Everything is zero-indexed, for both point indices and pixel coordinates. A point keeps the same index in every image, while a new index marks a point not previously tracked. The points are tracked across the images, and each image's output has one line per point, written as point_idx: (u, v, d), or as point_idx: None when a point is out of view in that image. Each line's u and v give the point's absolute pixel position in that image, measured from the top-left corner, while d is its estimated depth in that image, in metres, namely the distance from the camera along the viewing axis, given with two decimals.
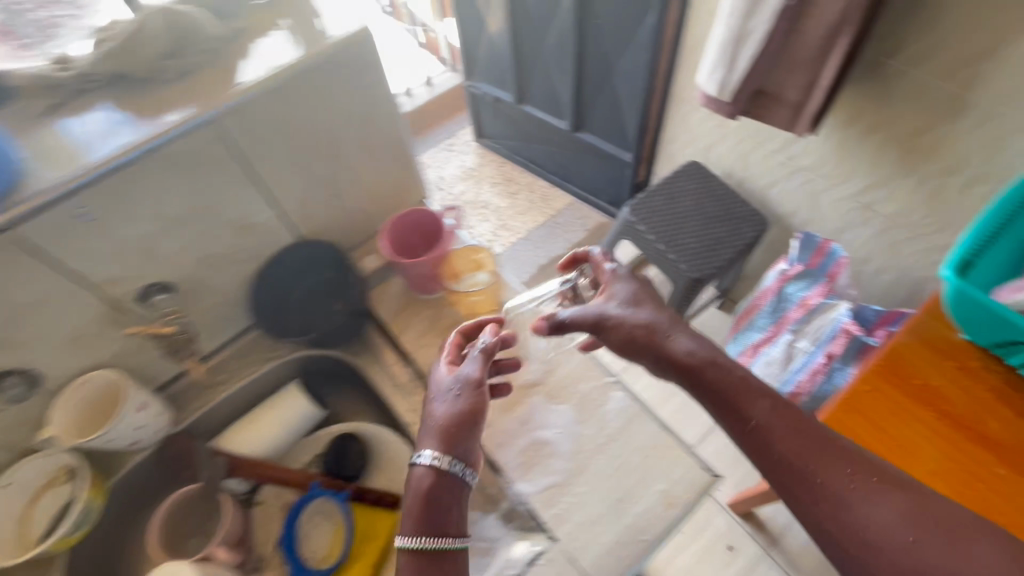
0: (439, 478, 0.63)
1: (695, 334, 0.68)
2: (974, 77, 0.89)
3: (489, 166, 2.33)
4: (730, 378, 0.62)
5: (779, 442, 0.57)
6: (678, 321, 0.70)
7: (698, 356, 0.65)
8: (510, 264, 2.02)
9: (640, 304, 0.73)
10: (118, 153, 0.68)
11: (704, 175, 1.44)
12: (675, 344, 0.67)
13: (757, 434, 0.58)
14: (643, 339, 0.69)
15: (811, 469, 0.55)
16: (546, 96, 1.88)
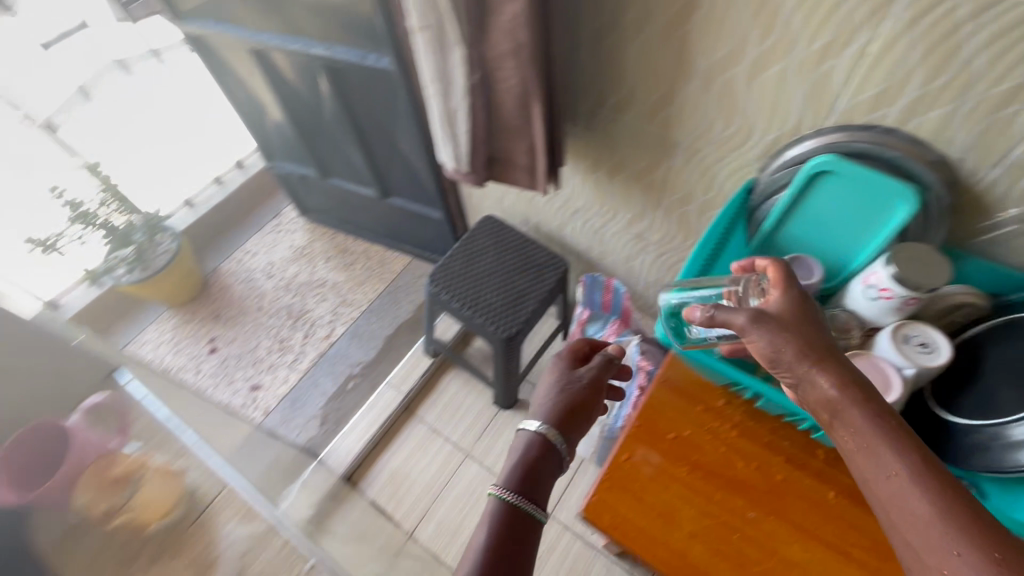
0: (480, 512, 0.69)
1: (834, 370, 0.59)
2: (667, 120, 0.93)
3: (322, 239, 2.23)
4: (866, 413, 0.56)
5: (907, 486, 0.52)
6: (812, 346, 0.61)
7: (829, 377, 0.59)
8: (357, 341, 1.93)
9: (810, 321, 0.63)
10: None
11: (499, 228, 1.45)
12: (818, 374, 0.59)
13: (876, 465, 0.54)
14: (792, 359, 0.61)
15: (934, 519, 0.49)
16: (347, 168, 1.80)
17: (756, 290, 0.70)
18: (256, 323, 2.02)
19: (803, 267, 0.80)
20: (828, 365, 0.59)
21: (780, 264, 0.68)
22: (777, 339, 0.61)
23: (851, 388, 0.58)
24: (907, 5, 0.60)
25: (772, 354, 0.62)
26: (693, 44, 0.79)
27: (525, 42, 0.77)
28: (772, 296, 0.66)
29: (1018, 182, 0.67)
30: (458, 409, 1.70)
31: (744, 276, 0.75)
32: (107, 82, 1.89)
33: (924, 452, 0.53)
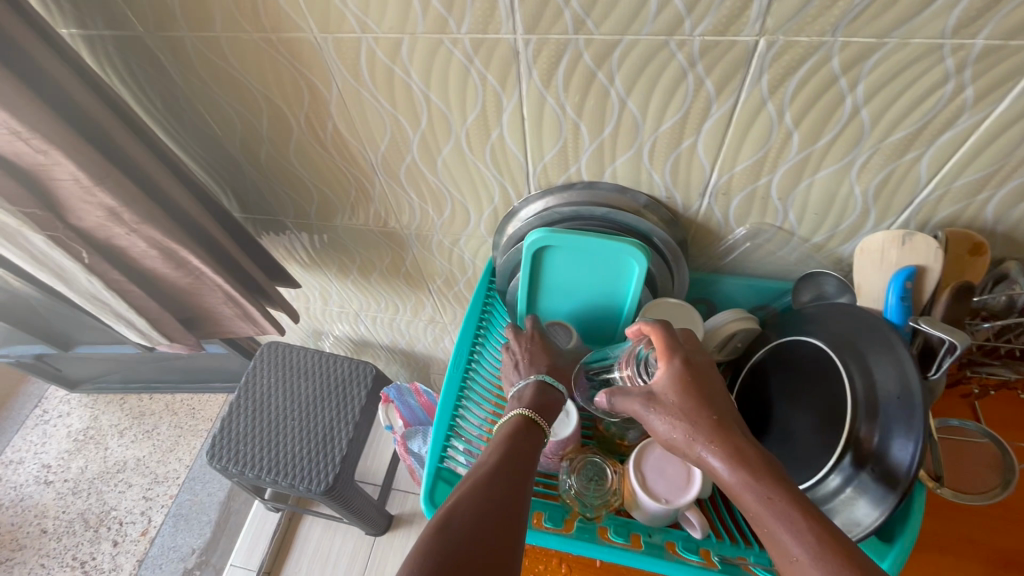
0: (493, 442, 0.55)
1: (727, 447, 0.45)
2: (381, 216, 0.77)
3: (109, 410, 1.80)
4: (766, 484, 0.43)
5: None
6: (701, 423, 0.47)
7: (718, 450, 0.46)
8: (184, 524, 1.56)
9: (705, 391, 0.49)
10: None
11: (283, 353, 1.19)
12: (711, 455, 0.46)
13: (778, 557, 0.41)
14: (682, 443, 0.48)
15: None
16: (90, 332, 1.44)
17: (647, 365, 0.53)
18: (40, 555, 1.54)
19: (560, 331, 0.69)
20: (721, 439, 0.46)
21: (658, 326, 0.51)
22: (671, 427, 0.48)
23: (745, 468, 0.44)
24: (530, 63, 0.49)
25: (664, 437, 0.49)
26: (350, 141, 0.64)
27: (117, 203, 0.56)
28: (659, 363, 0.51)
29: (728, 206, 0.60)
30: (327, 558, 1.42)
31: (643, 343, 0.54)
32: None
33: (843, 547, 0.39)
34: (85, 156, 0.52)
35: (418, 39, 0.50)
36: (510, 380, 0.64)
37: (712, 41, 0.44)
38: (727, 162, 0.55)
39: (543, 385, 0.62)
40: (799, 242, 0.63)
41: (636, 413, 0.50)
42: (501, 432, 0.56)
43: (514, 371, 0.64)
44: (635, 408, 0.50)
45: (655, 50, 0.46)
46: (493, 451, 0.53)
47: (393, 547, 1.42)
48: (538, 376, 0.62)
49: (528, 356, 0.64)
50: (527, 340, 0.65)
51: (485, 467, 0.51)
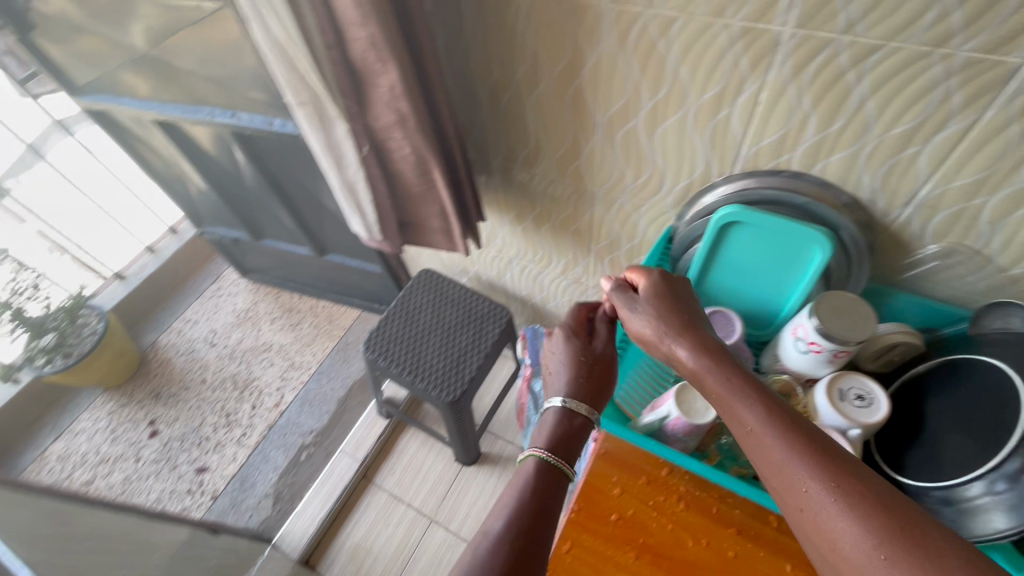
0: (518, 480, 0.64)
1: (696, 342, 0.59)
2: (579, 171, 0.88)
3: (267, 300, 2.13)
4: (727, 375, 0.55)
5: (773, 448, 0.49)
6: (671, 325, 0.61)
7: (710, 364, 0.56)
8: (308, 407, 1.83)
9: (680, 308, 0.63)
10: None
11: (436, 281, 1.37)
12: (677, 348, 0.59)
13: (749, 438, 0.51)
14: (657, 341, 0.62)
15: (825, 513, 0.45)
16: (280, 228, 1.73)
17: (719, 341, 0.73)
18: (198, 398, 1.89)
19: (722, 321, 0.74)
20: (691, 343, 0.59)
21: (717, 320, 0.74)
22: (651, 325, 0.62)
23: (706, 356, 0.57)
24: (787, 54, 0.57)
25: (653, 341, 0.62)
26: (588, 98, 0.75)
27: (409, 111, 0.72)
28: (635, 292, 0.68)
29: (930, 220, 0.63)
30: (419, 469, 1.60)
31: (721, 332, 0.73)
32: (58, 143, 1.87)
33: (790, 418, 0.50)
34: (406, 70, 0.68)
35: (693, 20, 0.59)
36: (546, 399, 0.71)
37: (977, 58, 0.49)
38: (945, 176, 0.59)
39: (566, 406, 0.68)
40: (993, 271, 0.64)
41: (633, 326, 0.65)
42: (521, 481, 0.64)
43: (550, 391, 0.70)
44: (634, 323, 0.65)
45: (915, 59, 0.52)
46: (515, 496, 0.62)
47: (476, 480, 1.57)
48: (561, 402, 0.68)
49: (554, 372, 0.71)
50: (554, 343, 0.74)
51: (499, 525, 0.59)
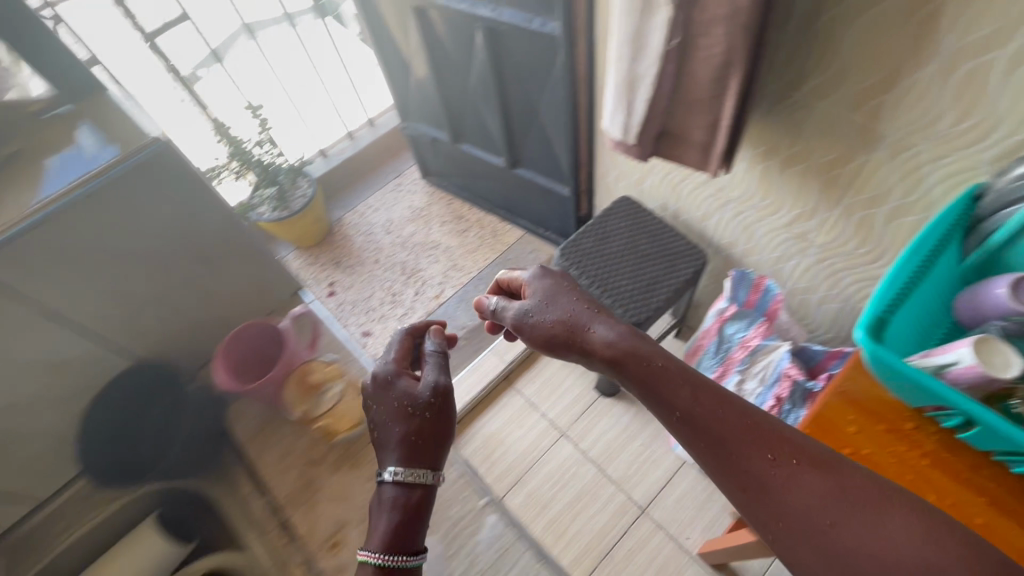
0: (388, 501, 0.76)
1: (625, 332, 0.71)
2: (878, 109, 0.83)
3: (439, 204, 2.28)
4: (658, 369, 0.66)
5: (713, 425, 0.61)
6: (581, 315, 0.76)
7: (633, 348, 0.69)
8: (464, 306, 1.97)
9: (578, 300, 0.78)
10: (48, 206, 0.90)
11: (635, 210, 1.38)
12: (596, 336, 0.73)
13: (688, 423, 0.62)
14: (565, 338, 0.76)
15: (754, 467, 0.58)
16: (482, 135, 1.82)
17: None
18: (371, 274, 2.11)
19: None
20: (611, 325, 0.73)
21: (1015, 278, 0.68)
22: (556, 325, 0.77)
23: (629, 339, 0.70)
24: None
25: (563, 336, 0.76)
26: (945, 21, 0.69)
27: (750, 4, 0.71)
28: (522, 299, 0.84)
29: None
30: (558, 387, 1.68)
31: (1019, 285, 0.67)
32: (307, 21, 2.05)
33: (725, 399, 0.62)
34: None
35: None
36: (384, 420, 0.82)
37: None
38: None
39: (404, 463, 0.77)
40: None
41: (541, 325, 0.78)
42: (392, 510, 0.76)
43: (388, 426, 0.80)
44: (543, 321, 0.78)
45: None
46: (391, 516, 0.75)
47: (611, 412, 1.61)
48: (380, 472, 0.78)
49: (380, 428, 0.81)
50: (371, 404, 0.83)
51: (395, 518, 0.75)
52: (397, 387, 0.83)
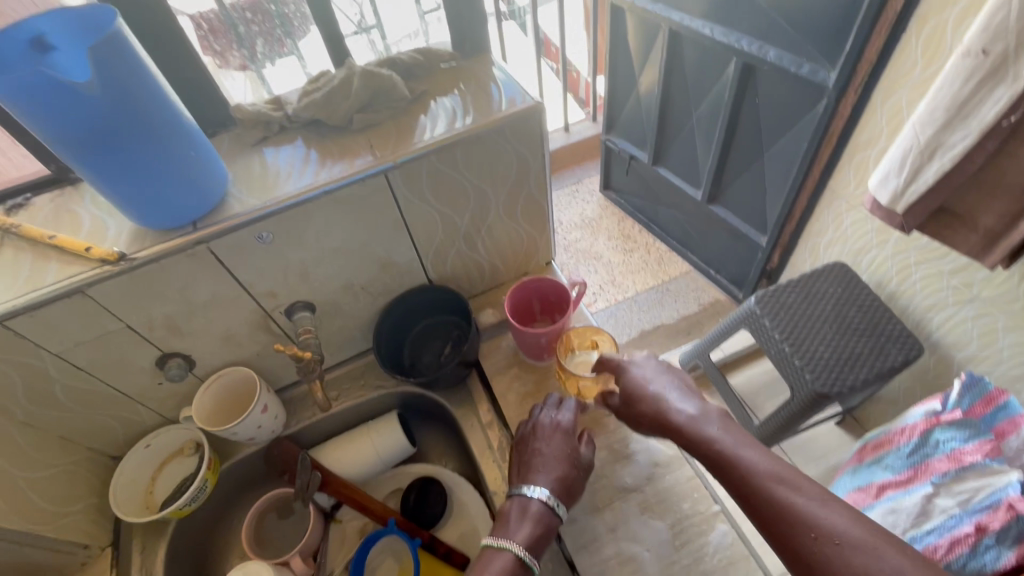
0: (516, 512, 0.54)
1: (661, 423, 0.51)
2: None
3: (610, 219, 2.18)
4: (712, 440, 0.46)
5: (823, 518, 0.38)
6: (640, 382, 0.55)
7: (698, 428, 0.47)
8: (613, 322, 1.82)
9: (653, 372, 0.56)
10: (456, 135, 0.61)
11: (850, 277, 1.12)
12: (667, 405, 0.51)
13: (776, 502, 0.40)
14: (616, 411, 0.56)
15: (881, 553, 0.35)
16: (686, 163, 1.76)
17: None
18: None
19: None
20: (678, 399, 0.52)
21: None
22: (633, 381, 0.55)
23: (692, 425, 0.48)
24: None
25: (656, 398, 0.53)
26: None
27: None
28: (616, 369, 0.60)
29: None
30: None
31: None
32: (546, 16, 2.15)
33: (780, 489, 0.40)
34: None
35: None
36: (545, 432, 0.61)
37: None
38: None
39: (556, 488, 0.56)
40: None
41: (636, 386, 0.55)
42: (530, 521, 0.53)
43: (544, 442, 0.60)
44: (629, 378, 0.56)
45: None
46: (525, 526, 0.53)
47: None
48: (533, 489, 0.55)
49: (540, 455, 0.59)
50: (535, 435, 0.61)
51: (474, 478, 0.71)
52: (568, 436, 0.61)
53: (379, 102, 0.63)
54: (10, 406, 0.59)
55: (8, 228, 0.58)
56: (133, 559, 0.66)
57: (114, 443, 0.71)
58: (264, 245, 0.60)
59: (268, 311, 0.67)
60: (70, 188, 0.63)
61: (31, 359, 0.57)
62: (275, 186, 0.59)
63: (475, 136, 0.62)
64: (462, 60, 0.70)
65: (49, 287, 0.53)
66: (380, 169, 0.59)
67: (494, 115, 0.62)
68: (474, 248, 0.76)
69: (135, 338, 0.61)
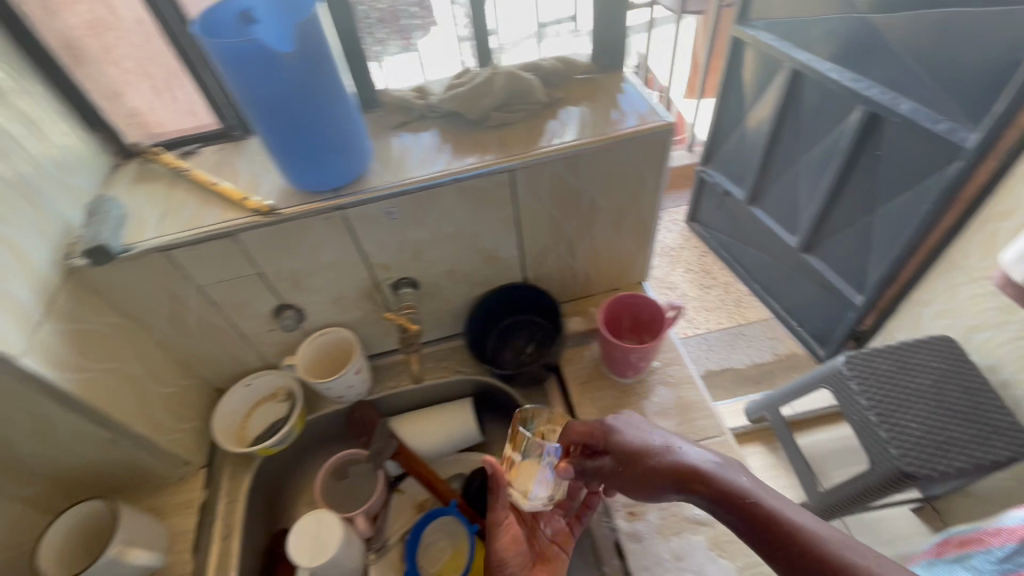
0: None
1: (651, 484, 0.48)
2: None
3: (691, 251, 2.13)
4: (726, 483, 0.44)
5: (850, 559, 0.37)
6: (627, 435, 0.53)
7: (701, 472, 0.45)
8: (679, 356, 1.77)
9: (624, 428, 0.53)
10: (584, 145, 0.63)
11: (957, 358, 1.02)
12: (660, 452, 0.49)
13: (806, 547, 0.38)
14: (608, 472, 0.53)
15: None
16: (784, 207, 1.69)
17: None
18: None
19: None
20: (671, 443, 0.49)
21: None
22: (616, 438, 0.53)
23: (693, 467, 0.46)
24: None
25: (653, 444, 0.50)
26: None
27: None
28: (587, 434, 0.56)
29: None
30: None
31: None
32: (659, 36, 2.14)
33: (808, 533, 0.39)
34: None
35: None
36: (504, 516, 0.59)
37: None
38: None
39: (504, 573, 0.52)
40: None
41: (621, 444, 0.52)
42: None
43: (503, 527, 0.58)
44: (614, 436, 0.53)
45: None
46: None
47: None
48: None
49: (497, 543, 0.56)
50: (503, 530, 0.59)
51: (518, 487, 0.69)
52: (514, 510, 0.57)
53: (516, 103, 0.66)
54: (151, 324, 0.67)
55: (181, 170, 0.66)
56: (223, 486, 0.72)
57: (222, 376, 0.78)
58: (389, 219, 0.64)
59: (378, 282, 0.72)
60: (231, 144, 0.72)
61: (177, 284, 0.64)
62: (413, 165, 0.64)
63: (602, 147, 0.64)
64: (596, 73, 0.72)
65: (208, 228, 0.59)
66: (507, 165, 0.62)
67: (623, 129, 0.64)
68: (573, 255, 0.77)
69: (263, 285, 0.67)
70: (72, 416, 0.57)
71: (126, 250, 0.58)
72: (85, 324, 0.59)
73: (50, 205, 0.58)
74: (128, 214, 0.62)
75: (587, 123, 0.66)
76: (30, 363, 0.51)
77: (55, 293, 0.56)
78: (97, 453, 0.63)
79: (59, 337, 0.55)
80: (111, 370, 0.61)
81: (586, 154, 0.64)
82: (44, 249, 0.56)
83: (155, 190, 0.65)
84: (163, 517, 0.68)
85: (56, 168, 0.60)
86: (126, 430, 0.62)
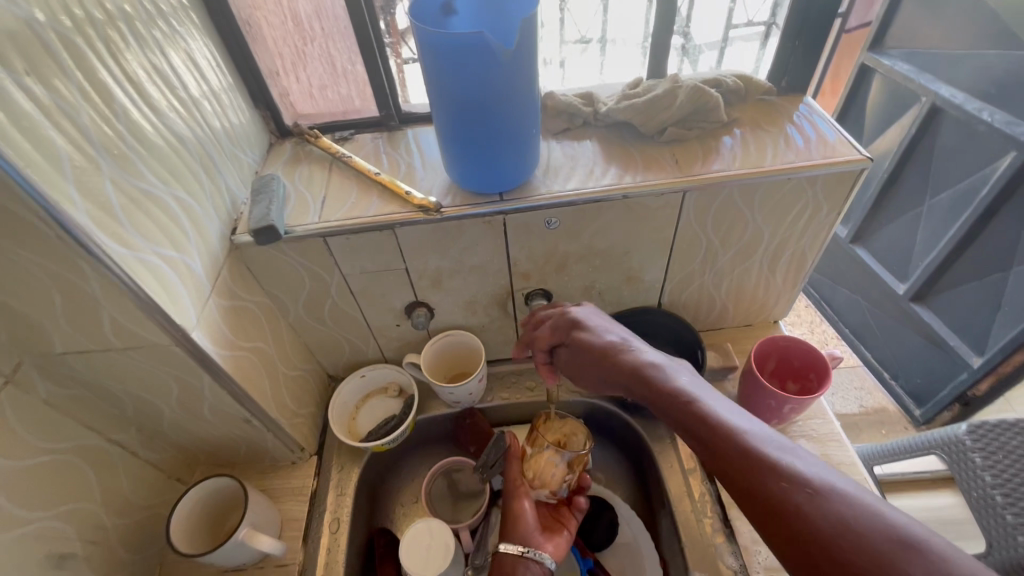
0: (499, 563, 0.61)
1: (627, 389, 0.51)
2: None
3: None
4: (685, 402, 0.45)
5: (802, 487, 0.37)
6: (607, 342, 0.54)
7: (664, 388, 0.47)
8: None
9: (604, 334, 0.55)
10: (770, 172, 0.58)
11: None
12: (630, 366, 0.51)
13: (754, 468, 0.39)
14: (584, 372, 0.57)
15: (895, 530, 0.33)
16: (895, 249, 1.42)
17: None
18: None
19: None
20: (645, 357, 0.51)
21: None
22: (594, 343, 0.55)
23: (663, 386, 0.47)
24: None
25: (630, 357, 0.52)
26: None
27: None
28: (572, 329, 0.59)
29: None
30: None
31: None
32: None
33: (766, 460, 0.39)
34: None
35: None
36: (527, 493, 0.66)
37: None
38: None
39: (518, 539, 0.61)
40: None
41: (601, 349, 0.54)
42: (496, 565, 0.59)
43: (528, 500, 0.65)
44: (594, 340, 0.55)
45: None
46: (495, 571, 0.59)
47: None
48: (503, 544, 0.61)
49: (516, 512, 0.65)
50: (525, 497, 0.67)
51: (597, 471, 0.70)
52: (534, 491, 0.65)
53: (694, 120, 0.62)
54: (289, 306, 0.67)
55: (340, 155, 0.65)
56: (333, 477, 0.71)
57: (341, 364, 0.78)
58: (548, 227, 0.61)
59: (513, 291, 0.69)
60: (387, 134, 0.71)
61: (324, 270, 0.63)
62: (579, 174, 0.60)
63: (788, 176, 0.58)
64: (777, 95, 0.67)
65: (370, 218, 0.58)
66: (684, 185, 0.57)
67: (813, 159, 0.58)
68: (717, 285, 0.72)
69: (404, 280, 0.65)
70: (219, 392, 0.56)
71: (287, 232, 0.57)
72: (239, 300, 0.59)
73: (224, 180, 0.58)
74: (291, 199, 0.61)
75: (771, 148, 0.60)
76: (198, 338, 0.50)
77: (220, 268, 0.56)
78: (228, 428, 0.63)
79: (219, 311, 0.55)
80: (254, 349, 0.60)
81: (769, 182, 0.59)
82: (216, 223, 0.55)
83: (316, 174, 0.64)
84: (276, 501, 0.68)
85: (230, 144, 0.61)
86: (261, 412, 0.62)
